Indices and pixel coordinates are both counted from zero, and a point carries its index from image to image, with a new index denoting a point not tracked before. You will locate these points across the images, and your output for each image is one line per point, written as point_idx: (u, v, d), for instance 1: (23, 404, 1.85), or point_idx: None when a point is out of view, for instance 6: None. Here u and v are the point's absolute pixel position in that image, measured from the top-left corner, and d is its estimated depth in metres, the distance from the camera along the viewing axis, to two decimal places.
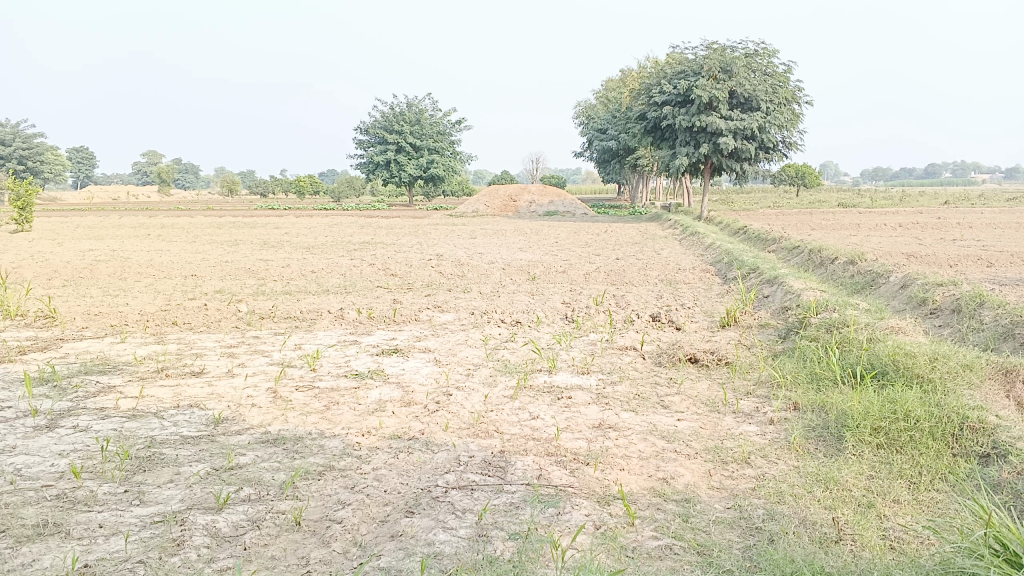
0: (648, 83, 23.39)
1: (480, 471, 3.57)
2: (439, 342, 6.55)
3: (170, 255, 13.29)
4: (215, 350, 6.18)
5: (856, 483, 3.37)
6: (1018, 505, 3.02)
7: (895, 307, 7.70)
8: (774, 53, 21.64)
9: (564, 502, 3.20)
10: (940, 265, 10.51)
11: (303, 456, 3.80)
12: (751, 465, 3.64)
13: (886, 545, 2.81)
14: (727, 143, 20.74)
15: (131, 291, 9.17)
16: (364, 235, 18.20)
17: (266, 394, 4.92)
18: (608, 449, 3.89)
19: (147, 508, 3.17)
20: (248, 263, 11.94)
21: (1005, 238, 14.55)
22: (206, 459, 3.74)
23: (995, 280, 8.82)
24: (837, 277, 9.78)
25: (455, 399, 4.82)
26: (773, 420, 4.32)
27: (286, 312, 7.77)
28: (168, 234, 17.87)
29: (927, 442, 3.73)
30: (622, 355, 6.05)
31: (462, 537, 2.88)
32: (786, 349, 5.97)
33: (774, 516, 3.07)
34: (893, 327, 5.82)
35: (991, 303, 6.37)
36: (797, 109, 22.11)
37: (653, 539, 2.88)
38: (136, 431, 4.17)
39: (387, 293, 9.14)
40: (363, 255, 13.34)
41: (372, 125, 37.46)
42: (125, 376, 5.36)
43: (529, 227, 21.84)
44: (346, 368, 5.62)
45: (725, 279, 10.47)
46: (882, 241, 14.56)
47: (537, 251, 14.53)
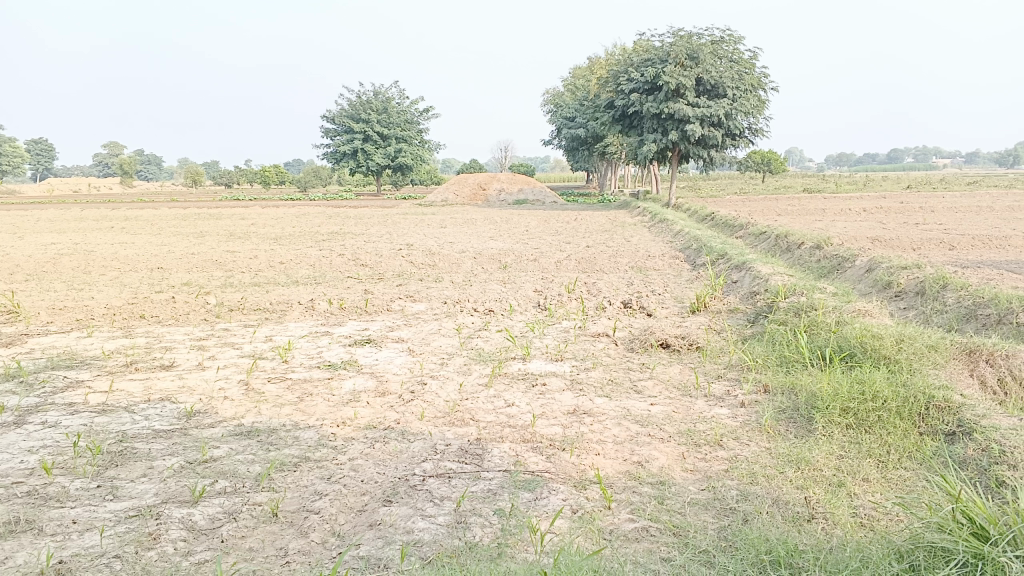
0: (615, 71, 23.42)
1: (457, 459, 3.58)
2: (412, 332, 6.53)
3: (134, 247, 13.09)
4: (184, 343, 6.11)
5: (826, 463, 3.43)
6: (984, 481, 3.10)
7: (862, 290, 7.82)
8: (739, 40, 21.78)
9: (541, 487, 3.23)
10: (904, 249, 10.69)
11: (278, 447, 3.79)
12: (723, 448, 3.70)
13: (857, 522, 2.87)
14: (694, 130, 20.87)
15: (95, 285, 9.04)
16: (333, 225, 18.06)
17: (238, 386, 4.88)
18: (583, 435, 3.92)
19: (121, 503, 3.14)
20: (215, 255, 11.80)
21: (966, 221, 14.82)
22: (179, 452, 3.71)
23: (958, 263, 8.99)
24: (804, 261, 9.91)
25: (430, 388, 4.82)
26: (744, 403, 4.38)
27: (256, 303, 7.70)
28: (132, 227, 17.59)
29: (895, 422, 3.81)
30: (596, 342, 6.08)
31: (441, 524, 2.89)
32: (755, 333, 6.05)
33: (747, 496, 3.12)
34: (859, 310, 5.92)
35: (954, 285, 6.50)
36: (763, 95, 22.29)
37: (630, 521, 2.92)
38: (107, 426, 4.12)
39: (358, 284, 9.09)
40: (332, 246, 13.22)
41: (338, 114, 37.14)
42: (93, 371, 5.29)
43: (499, 216, 21.82)
44: (319, 359, 5.59)
45: (694, 265, 10.55)
46: (848, 225, 14.76)
47: (508, 239, 14.54)
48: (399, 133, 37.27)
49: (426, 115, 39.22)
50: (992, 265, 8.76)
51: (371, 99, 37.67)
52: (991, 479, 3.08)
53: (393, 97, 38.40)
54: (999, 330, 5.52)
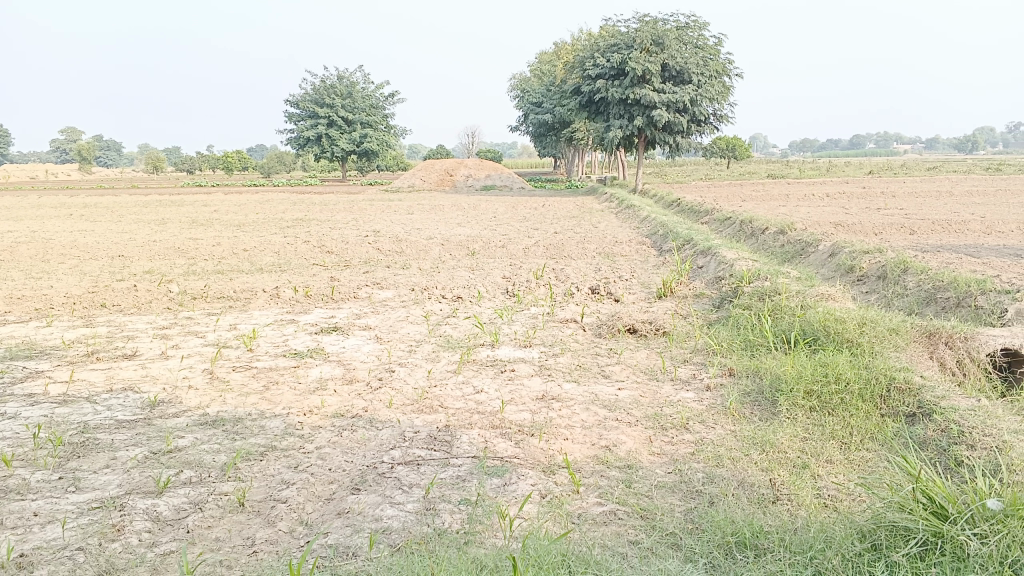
0: (581, 56, 23.41)
1: (425, 446, 3.58)
2: (379, 319, 6.49)
3: (94, 235, 12.84)
4: (147, 332, 6.02)
5: (790, 445, 3.49)
6: (943, 461, 3.17)
7: (825, 275, 7.93)
8: (704, 26, 21.88)
9: (510, 473, 3.24)
10: (866, 234, 10.85)
11: (244, 436, 3.75)
12: (690, 431, 3.73)
13: (821, 502, 2.92)
14: (660, 116, 20.96)
15: (54, 273, 8.86)
16: (297, 212, 17.85)
17: (202, 376, 4.82)
18: (552, 420, 3.94)
19: (84, 494, 3.09)
20: (177, 243, 11.61)
21: (926, 207, 15.08)
22: (143, 443, 3.66)
23: (918, 247, 9.15)
24: (768, 246, 10.01)
25: (398, 375, 4.81)
26: (710, 387, 4.43)
27: (220, 292, 7.59)
28: (91, 214, 17.24)
29: (857, 404, 3.87)
30: (564, 328, 6.10)
31: (410, 511, 2.88)
32: (721, 318, 6.11)
33: (713, 478, 3.16)
34: (822, 294, 6.00)
35: (914, 270, 6.62)
36: (728, 82, 22.43)
37: (598, 505, 2.94)
38: (68, 417, 4.05)
39: (324, 271, 9.02)
40: (297, 233, 13.08)
41: (302, 99, 36.68)
42: (53, 361, 5.18)
43: (466, 202, 21.74)
44: (285, 347, 5.54)
45: (661, 250, 10.61)
46: (811, 211, 14.95)
47: (476, 226, 14.50)
48: (364, 118, 36.95)
49: (392, 100, 38.91)
50: (951, 249, 8.94)
51: (336, 83, 37.26)
52: (950, 459, 3.15)
53: (358, 82, 38.01)
54: (958, 313, 5.63)
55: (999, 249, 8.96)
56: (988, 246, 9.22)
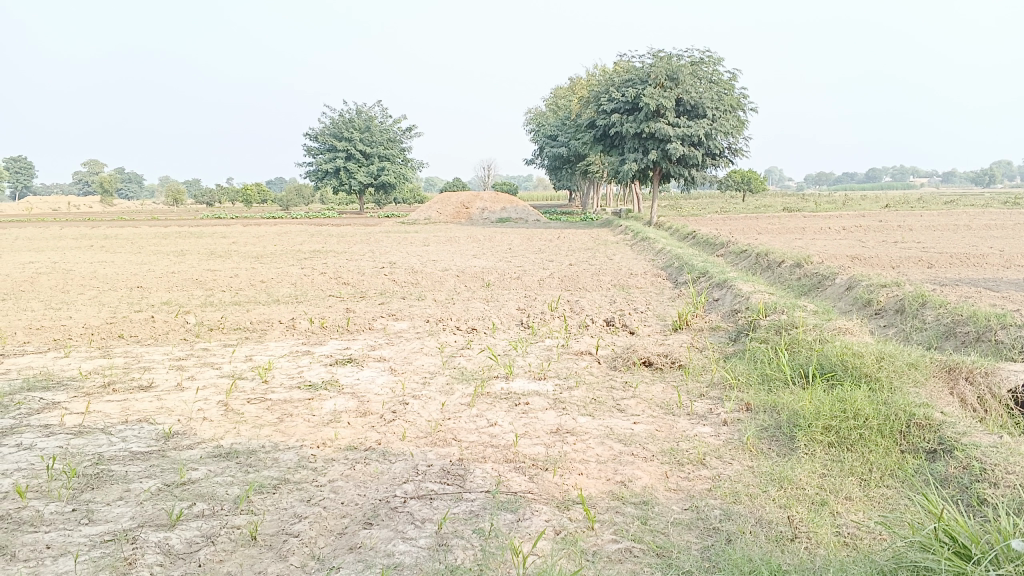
0: (596, 91, 23.59)
1: (439, 480, 3.55)
2: (394, 351, 6.50)
3: (114, 266, 12.96)
4: (163, 363, 6.05)
5: (809, 481, 3.44)
6: (965, 499, 3.12)
7: (842, 308, 7.88)
8: (718, 61, 22.03)
9: (524, 508, 3.20)
10: (883, 267, 10.79)
11: (257, 469, 3.74)
12: (706, 466, 3.69)
13: (840, 541, 2.87)
14: (675, 149, 21.03)
15: (73, 304, 8.94)
16: (314, 243, 17.97)
17: (217, 407, 4.82)
18: (566, 454, 3.91)
19: (97, 527, 3.08)
20: (195, 274, 11.70)
21: (944, 240, 14.99)
22: (156, 475, 3.66)
23: (936, 281, 9.09)
24: (784, 280, 9.97)
25: (412, 407, 4.79)
26: (726, 421, 4.38)
27: (235, 323, 7.63)
28: (111, 245, 17.42)
29: (876, 440, 3.82)
30: (578, 360, 6.08)
31: (423, 547, 2.86)
32: (737, 351, 6.07)
33: (730, 515, 3.11)
34: (839, 328, 5.95)
35: (933, 303, 6.56)
36: (742, 116, 22.50)
37: (613, 542, 2.90)
38: (83, 448, 4.06)
39: (340, 303, 9.04)
40: (314, 264, 13.15)
41: (320, 132, 37.10)
42: (70, 392, 5.20)
43: (482, 234, 21.83)
44: (299, 379, 5.54)
45: (676, 283, 10.60)
46: (827, 244, 14.90)
47: (491, 258, 14.55)
48: (382, 151, 37.32)
49: (409, 133, 39.31)
50: (970, 283, 8.87)
51: (353, 116, 37.70)
52: (973, 498, 3.09)
53: (376, 116, 38.44)
54: (978, 348, 5.56)
55: (1019, 283, 8.88)
56: (1008, 280, 9.15)
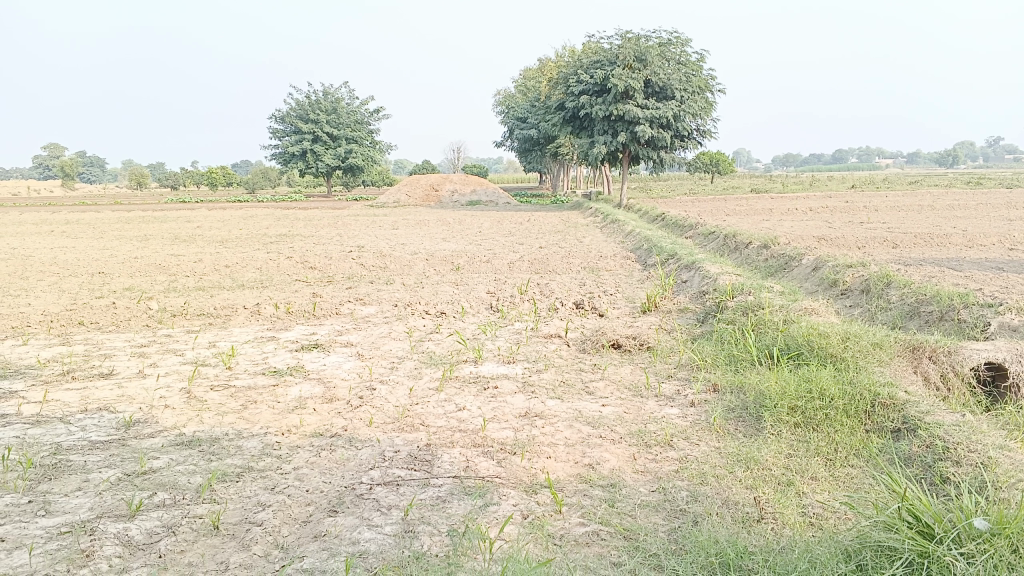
0: (565, 73, 23.50)
1: (406, 466, 3.51)
2: (362, 336, 6.43)
3: (75, 252, 12.70)
4: (124, 351, 5.92)
5: (775, 462, 3.45)
6: (928, 477, 3.15)
7: (808, 288, 7.94)
8: (686, 42, 22.02)
9: (491, 493, 3.18)
10: (849, 247, 10.89)
11: (220, 457, 3.67)
12: (673, 448, 3.69)
13: (806, 521, 2.88)
14: (643, 131, 21.05)
15: (32, 291, 8.73)
16: (281, 227, 17.76)
17: (179, 395, 4.73)
18: (535, 438, 3.89)
19: (54, 518, 3.01)
20: (159, 259, 11.48)
21: (908, 221, 15.17)
22: (116, 464, 3.58)
23: (900, 261, 9.19)
24: (751, 261, 10.03)
25: (379, 393, 4.73)
26: (694, 402, 4.39)
27: (200, 308, 7.50)
28: (72, 231, 17.05)
29: (842, 420, 3.84)
30: (547, 343, 6.06)
31: (388, 534, 2.82)
32: (705, 333, 6.08)
33: (698, 497, 3.11)
34: (806, 309, 5.99)
35: (897, 283, 6.63)
36: (711, 97, 22.53)
37: (581, 525, 2.89)
38: (40, 438, 3.96)
39: (307, 287, 8.93)
40: (281, 249, 12.99)
41: (286, 114, 36.57)
42: (27, 381, 5.08)
43: (452, 217, 21.70)
44: (264, 365, 5.46)
45: (645, 265, 10.62)
46: (794, 225, 15.00)
47: (460, 241, 14.45)
48: (349, 133, 36.94)
49: (377, 115, 38.95)
50: (933, 263, 8.98)
51: (320, 98, 37.21)
52: (936, 476, 3.13)
53: (343, 98, 38.01)
54: (941, 327, 5.63)
55: (981, 262, 9.01)
56: (970, 260, 9.27)
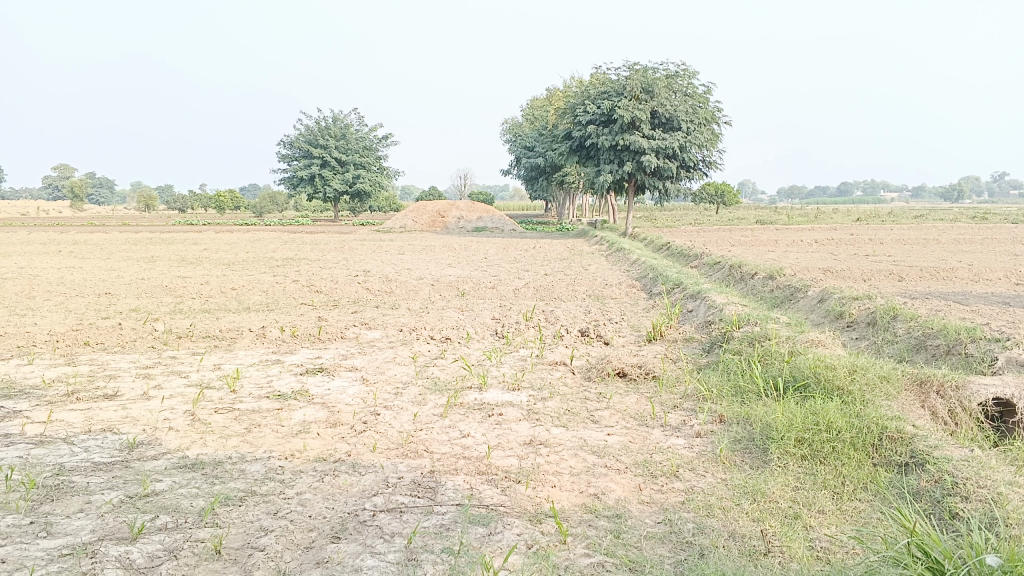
0: (572, 102, 23.63)
1: (409, 493, 3.49)
2: (366, 360, 6.43)
3: (82, 272, 12.76)
4: (129, 372, 5.93)
5: (782, 495, 3.42)
6: (937, 513, 3.12)
7: (814, 320, 7.92)
8: (693, 74, 22.22)
9: (495, 522, 3.15)
10: (855, 280, 10.89)
11: (223, 481, 3.66)
12: (679, 479, 3.67)
13: (813, 555, 2.85)
14: (650, 161, 21.16)
15: (39, 311, 8.76)
16: (287, 251, 17.84)
17: (183, 417, 4.73)
18: (539, 466, 3.86)
19: (55, 540, 2.99)
20: (166, 281, 11.54)
21: (914, 254, 15.18)
22: (119, 486, 3.57)
23: (906, 294, 9.20)
24: (756, 291, 10.04)
25: (383, 418, 4.72)
26: (699, 433, 4.37)
27: (205, 330, 7.51)
28: (80, 251, 17.10)
29: (849, 453, 3.81)
30: (553, 371, 6.04)
31: (391, 562, 2.80)
32: (710, 363, 6.07)
33: (703, 529, 3.08)
34: (812, 340, 5.97)
35: (904, 316, 6.62)
36: (716, 129, 22.67)
37: (586, 556, 2.86)
38: (43, 459, 3.95)
39: (312, 311, 8.95)
40: (287, 272, 13.05)
41: (296, 139, 36.80)
42: (31, 401, 5.07)
43: (459, 243, 21.71)
44: (268, 389, 5.45)
45: (651, 293, 10.62)
46: (799, 256, 15.03)
47: (465, 267, 14.48)
48: (357, 159, 37.18)
49: (385, 140, 39.29)
50: (939, 297, 8.99)
51: (329, 124, 37.50)
52: (945, 512, 3.09)
53: (352, 124, 38.31)
54: (948, 360, 5.61)
55: (988, 297, 8.99)
56: (977, 294, 9.27)
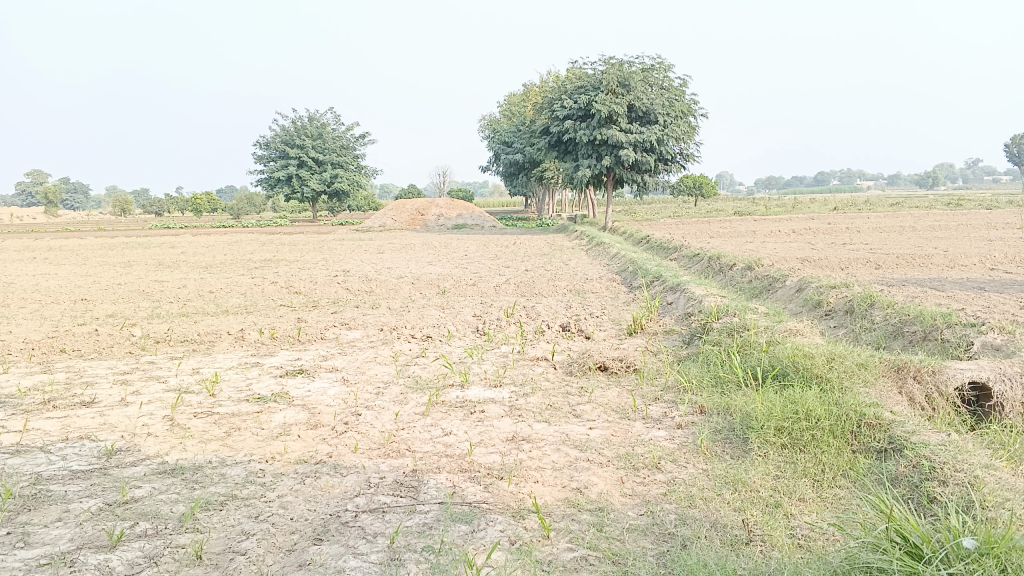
0: (549, 98, 23.65)
1: (391, 493, 3.48)
2: (347, 361, 6.40)
3: (58, 279, 12.62)
4: (107, 378, 5.86)
5: (763, 483, 3.44)
6: (916, 497, 3.15)
7: (793, 309, 7.97)
8: (669, 67, 22.29)
9: (479, 519, 3.15)
10: (833, 269, 10.98)
11: (203, 486, 3.63)
12: (661, 471, 3.68)
13: (794, 543, 2.87)
14: (628, 155, 21.22)
15: (14, 318, 8.66)
16: (265, 252, 17.74)
17: (162, 422, 4.68)
18: (522, 462, 3.86)
19: (33, 550, 2.95)
20: (143, 286, 11.43)
21: (890, 241, 15.32)
22: (97, 494, 3.53)
23: (883, 282, 9.28)
24: (735, 282, 10.10)
25: (364, 419, 4.70)
26: (680, 424, 4.39)
27: (183, 335, 7.44)
28: (55, 258, 16.91)
29: (828, 440, 3.84)
30: (534, 366, 6.05)
31: (374, 562, 2.79)
32: (691, 354, 6.10)
33: (686, 520, 3.10)
34: (791, 330, 6.01)
35: (881, 304, 6.68)
36: (693, 122, 22.76)
37: (569, 551, 2.86)
38: (20, 468, 3.90)
39: (292, 312, 8.90)
40: (266, 273, 12.98)
41: (272, 140, 36.55)
42: (7, 410, 5.01)
43: (438, 241, 21.68)
44: (248, 392, 5.41)
45: (630, 287, 10.64)
46: (778, 247, 15.14)
47: (446, 264, 14.46)
48: (335, 159, 37.00)
49: (362, 139, 39.13)
50: (915, 283, 9.09)
51: (306, 124, 37.28)
52: (923, 496, 3.13)
53: (329, 123, 38.10)
54: (925, 346, 5.67)
55: (963, 283, 9.09)
56: (952, 280, 9.37)
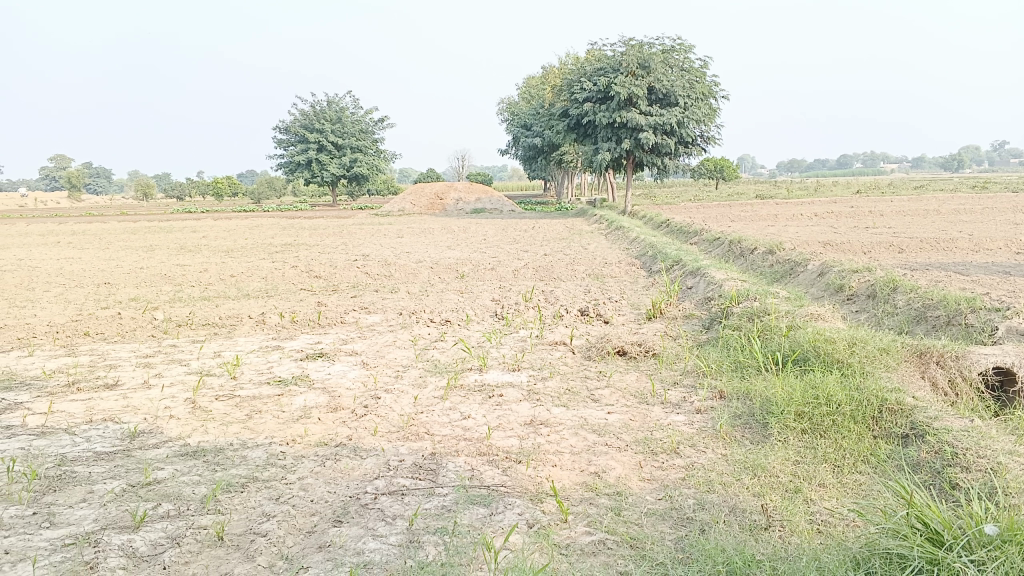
0: (569, 80, 23.51)
1: (410, 476, 3.50)
2: (366, 345, 6.43)
3: (81, 263, 12.76)
4: (130, 361, 5.93)
5: (782, 469, 3.43)
6: (938, 483, 3.12)
7: (814, 294, 7.90)
8: (690, 49, 22.06)
9: (497, 502, 3.16)
10: (856, 253, 10.86)
11: (224, 467, 3.67)
12: (680, 455, 3.67)
13: (813, 528, 2.86)
14: (648, 138, 21.07)
15: (39, 302, 8.76)
16: (286, 237, 17.80)
17: (184, 405, 4.73)
18: (540, 446, 3.87)
19: (58, 530, 3.00)
20: (165, 270, 11.53)
21: (914, 225, 15.12)
22: (121, 475, 3.57)
23: (907, 266, 9.17)
24: (756, 266, 10.02)
25: (384, 402, 4.72)
26: (699, 409, 4.37)
27: (204, 318, 7.50)
28: (78, 242, 17.08)
29: (849, 426, 3.81)
30: (553, 351, 6.04)
31: (393, 544, 2.81)
32: (710, 339, 6.06)
33: (704, 505, 3.09)
34: (812, 314, 5.95)
35: (904, 288, 6.60)
36: (714, 104, 22.54)
37: (587, 535, 2.87)
38: (45, 449, 3.96)
39: (312, 296, 8.95)
40: (286, 258, 13.04)
41: (291, 124, 36.64)
42: (33, 393, 5.08)
43: (458, 225, 21.67)
44: (269, 375, 5.46)
45: (650, 272, 10.59)
46: (800, 230, 15.00)
47: (465, 249, 14.45)
48: (354, 143, 37.07)
49: (381, 123, 39.14)
50: (939, 267, 8.98)
51: (325, 108, 37.31)
52: (945, 482, 3.10)
53: (348, 107, 38.12)
54: (948, 331, 5.60)
55: (989, 267, 8.96)
56: (977, 263, 9.23)
